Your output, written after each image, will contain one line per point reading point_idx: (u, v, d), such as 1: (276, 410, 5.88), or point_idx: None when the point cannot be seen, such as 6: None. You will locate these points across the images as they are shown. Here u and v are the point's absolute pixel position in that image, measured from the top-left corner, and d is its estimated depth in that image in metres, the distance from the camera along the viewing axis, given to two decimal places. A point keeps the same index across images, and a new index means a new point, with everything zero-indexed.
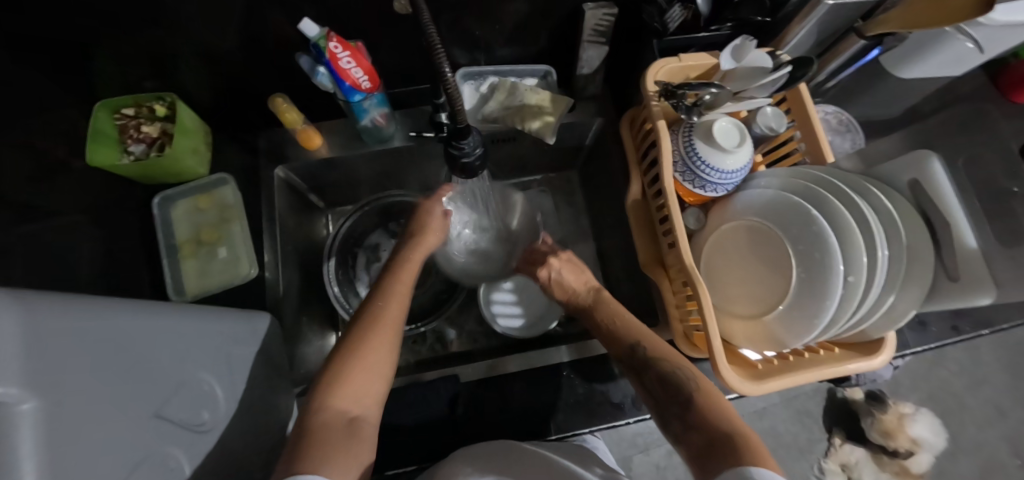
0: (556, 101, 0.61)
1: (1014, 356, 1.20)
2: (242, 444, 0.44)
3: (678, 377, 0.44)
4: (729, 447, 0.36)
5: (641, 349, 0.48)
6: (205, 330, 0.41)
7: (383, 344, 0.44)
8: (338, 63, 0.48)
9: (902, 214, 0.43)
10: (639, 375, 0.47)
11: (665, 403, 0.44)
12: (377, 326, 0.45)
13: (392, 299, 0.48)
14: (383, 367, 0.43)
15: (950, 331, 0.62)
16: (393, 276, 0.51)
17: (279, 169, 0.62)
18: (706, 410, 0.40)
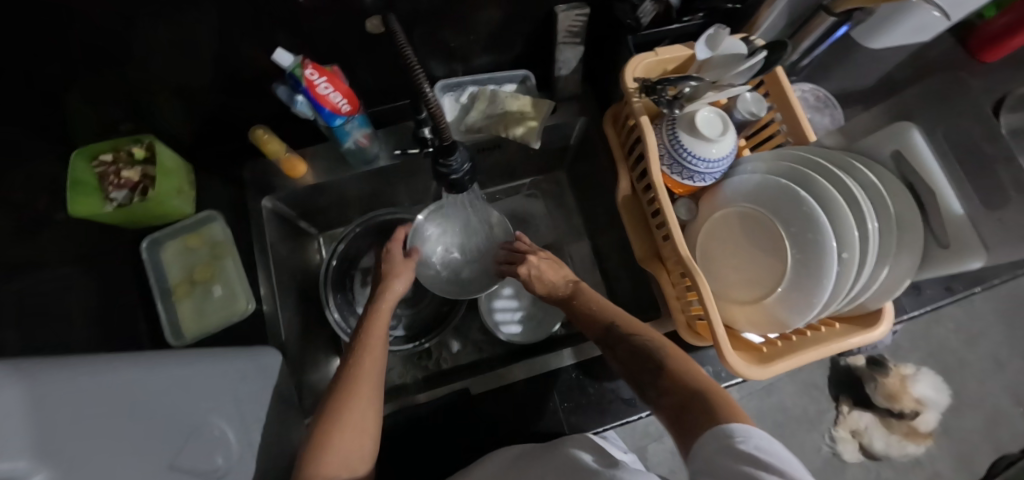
0: (537, 105, 0.61)
1: (1007, 307, 1.23)
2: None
3: (651, 347, 0.46)
4: (700, 408, 0.38)
5: (613, 332, 0.49)
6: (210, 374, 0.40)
7: (370, 406, 0.44)
8: (316, 89, 0.47)
9: (889, 187, 0.44)
10: (614, 354, 0.49)
11: (637, 377, 0.46)
12: (356, 387, 0.45)
13: (367, 353, 0.48)
14: (370, 421, 0.44)
15: (945, 292, 0.63)
16: (370, 327, 0.50)
17: (267, 200, 0.61)
18: (677, 376, 0.42)
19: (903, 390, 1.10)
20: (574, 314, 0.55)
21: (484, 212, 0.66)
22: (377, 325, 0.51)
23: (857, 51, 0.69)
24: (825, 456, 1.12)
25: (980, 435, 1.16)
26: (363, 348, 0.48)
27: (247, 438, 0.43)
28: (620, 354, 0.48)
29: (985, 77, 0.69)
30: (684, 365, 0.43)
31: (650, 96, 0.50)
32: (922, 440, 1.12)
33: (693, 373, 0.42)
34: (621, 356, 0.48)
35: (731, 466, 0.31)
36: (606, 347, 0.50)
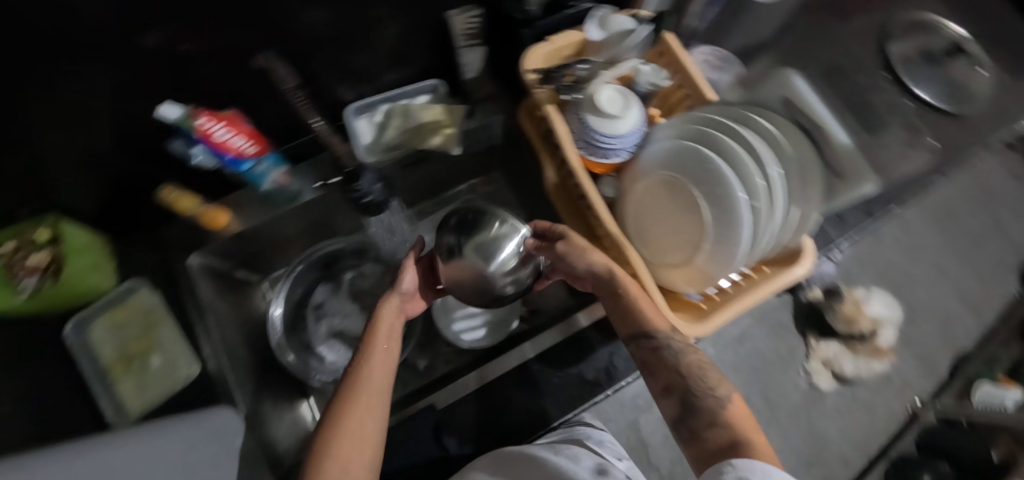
0: (450, 111, 0.61)
1: (935, 217, 1.36)
2: None
3: (709, 375, 0.45)
4: (745, 447, 0.38)
5: (657, 329, 0.45)
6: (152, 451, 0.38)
7: (369, 417, 0.42)
8: (214, 137, 0.46)
9: (784, 132, 0.46)
10: (659, 359, 0.45)
11: (688, 398, 0.43)
12: (353, 402, 0.42)
13: (372, 366, 0.45)
14: (374, 432, 0.42)
15: (864, 215, 0.69)
16: (374, 342, 0.47)
17: (193, 257, 0.57)
18: (738, 423, 0.41)
19: (855, 312, 1.17)
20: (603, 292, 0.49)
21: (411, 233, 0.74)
22: (379, 336, 0.47)
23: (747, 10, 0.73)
24: (803, 391, 1.19)
25: (935, 339, 1.26)
26: (366, 357, 0.46)
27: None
28: (667, 366, 0.45)
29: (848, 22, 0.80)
30: (738, 407, 0.43)
31: (550, 83, 0.52)
32: (885, 357, 1.19)
33: (743, 416, 0.42)
34: (675, 377, 0.45)
35: None
36: (637, 338, 0.46)
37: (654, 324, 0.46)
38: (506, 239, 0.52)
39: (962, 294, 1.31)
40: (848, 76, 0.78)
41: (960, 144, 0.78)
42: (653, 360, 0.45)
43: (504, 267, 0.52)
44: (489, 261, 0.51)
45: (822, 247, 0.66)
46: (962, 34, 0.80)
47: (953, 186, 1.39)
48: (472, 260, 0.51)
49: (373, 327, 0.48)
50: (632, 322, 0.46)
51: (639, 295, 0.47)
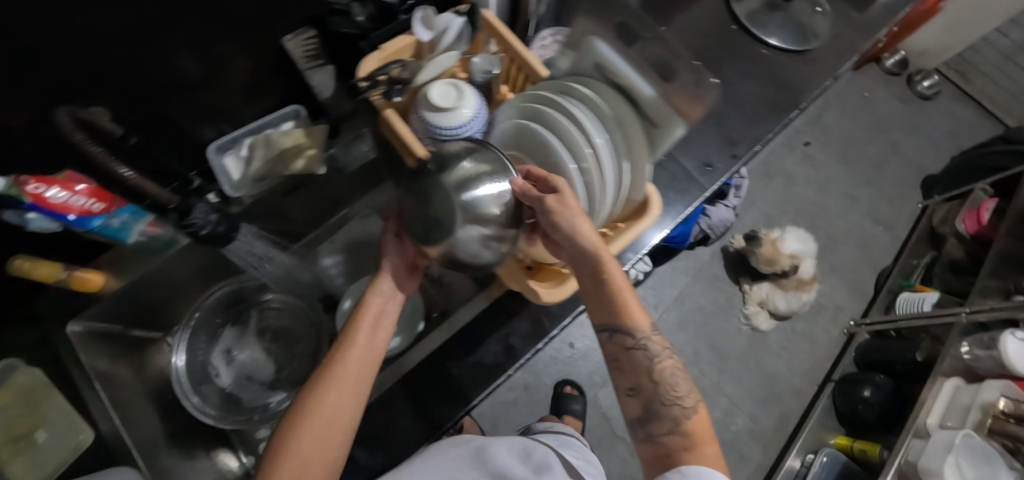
0: (311, 134, 0.63)
1: (840, 149, 1.46)
2: None
3: (679, 383, 0.47)
4: (693, 456, 0.43)
5: (636, 330, 0.47)
6: None
7: (339, 415, 0.43)
8: (49, 201, 0.44)
9: (603, 97, 0.48)
10: (632, 358, 0.48)
11: (654, 404, 0.46)
12: (319, 399, 0.42)
13: (350, 363, 0.45)
14: (342, 436, 0.43)
15: (733, 159, 0.73)
16: (354, 337, 0.47)
17: (74, 324, 0.56)
18: (698, 424, 0.46)
19: (772, 253, 1.21)
20: (583, 275, 0.47)
21: (311, 258, 0.73)
22: (359, 333, 0.46)
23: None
24: (746, 334, 1.28)
25: (857, 260, 1.35)
26: (342, 350, 0.46)
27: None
28: (638, 367, 0.48)
29: None
30: (700, 415, 0.46)
31: (381, 87, 0.53)
32: (810, 287, 1.25)
33: (701, 425, 0.46)
34: (645, 381, 0.47)
35: None
36: (615, 330, 0.48)
37: (636, 324, 0.47)
38: (480, 181, 0.44)
39: (876, 215, 1.40)
40: (702, 33, 0.84)
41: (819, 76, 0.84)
42: (625, 357, 0.48)
43: (484, 216, 0.44)
44: (464, 209, 0.43)
45: (695, 194, 0.69)
46: None
47: (846, 117, 1.49)
48: (445, 213, 0.44)
49: (357, 320, 0.48)
50: (612, 316, 0.47)
51: (624, 289, 0.47)
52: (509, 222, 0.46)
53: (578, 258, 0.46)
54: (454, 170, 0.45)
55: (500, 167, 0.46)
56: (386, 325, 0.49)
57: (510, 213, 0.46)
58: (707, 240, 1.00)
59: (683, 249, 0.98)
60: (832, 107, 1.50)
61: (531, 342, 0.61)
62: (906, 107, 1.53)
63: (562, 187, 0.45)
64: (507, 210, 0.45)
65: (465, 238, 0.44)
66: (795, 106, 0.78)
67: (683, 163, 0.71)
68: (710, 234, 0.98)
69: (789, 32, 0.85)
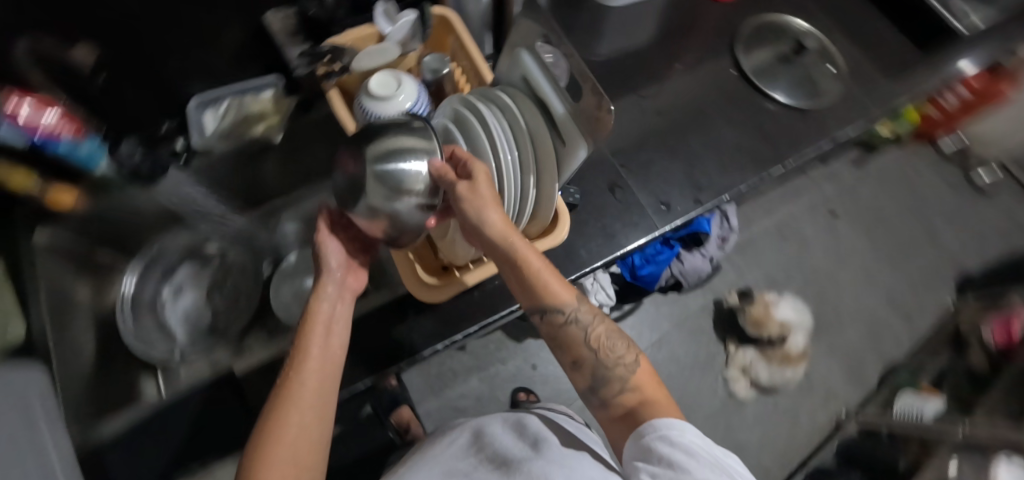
0: (279, 104, 0.71)
1: (867, 225, 1.37)
2: None
3: (616, 344, 0.48)
4: (648, 408, 0.43)
5: (562, 307, 0.46)
6: None
7: (310, 443, 0.38)
8: (21, 115, 0.50)
9: (520, 108, 0.48)
10: (568, 334, 0.48)
11: (599, 370, 0.46)
12: (280, 427, 0.37)
13: (308, 380, 0.40)
14: (314, 462, 0.38)
15: (695, 204, 0.70)
16: (307, 348, 0.41)
17: (37, 232, 0.61)
18: (649, 374, 0.47)
19: (763, 312, 1.21)
20: (501, 264, 0.46)
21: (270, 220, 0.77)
22: (312, 341, 0.41)
23: (599, 31, 0.84)
24: (721, 398, 1.17)
25: (864, 346, 1.24)
26: (296, 364, 0.41)
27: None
28: (575, 341, 0.48)
29: (713, 30, 0.86)
30: (643, 366, 0.47)
31: (325, 66, 0.56)
32: (797, 364, 1.20)
33: (649, 372, 0.47)
34: (584, 351, 0.48)
35: (661, 449, 0.38)
36: (544, 311, 0.47)
37: (562, 301, 0.46)
38: (410, 153, 0.44)
39: (895, 303, 1.29)
40: (703, 75, 0.82)
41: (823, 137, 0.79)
42: (562, 334, 0.48)
43: (409, 191, 0.43)
44: (386, 184, 0.43)
45: (643, 232, 0.67)
46: (814, 35, 0.86)
47: (884, 195, 1.40)
48: (370, 188, 0.44)
49: (306, 326, 0.43)
50: (535, 300, 0.46)
51: (542, 270, 0.46)
52: (429, 196, 0.45)
53: (496, 248, 0.44)
54: (388, 138, 0.44)
55: (428, 143, 0.44)
56: (341, 328, 0.45)
57: (431, 192, 0.45)
58: (679, 286, 0.96)
59: (651, 291, 0.94)
60: (870, 181, 1.42)
61: (433, 341, 0.61)
62: (955, 196, 1.42)
63: (476, 173, 0.44)
64: (427, 193, 0.44)
65: (399, 212, 0.44)
66: (777, 163, 0.75)
67: (639, 198, 0.69)
68: (682, 281, 0.95)
69: (799, 87, 0.81)
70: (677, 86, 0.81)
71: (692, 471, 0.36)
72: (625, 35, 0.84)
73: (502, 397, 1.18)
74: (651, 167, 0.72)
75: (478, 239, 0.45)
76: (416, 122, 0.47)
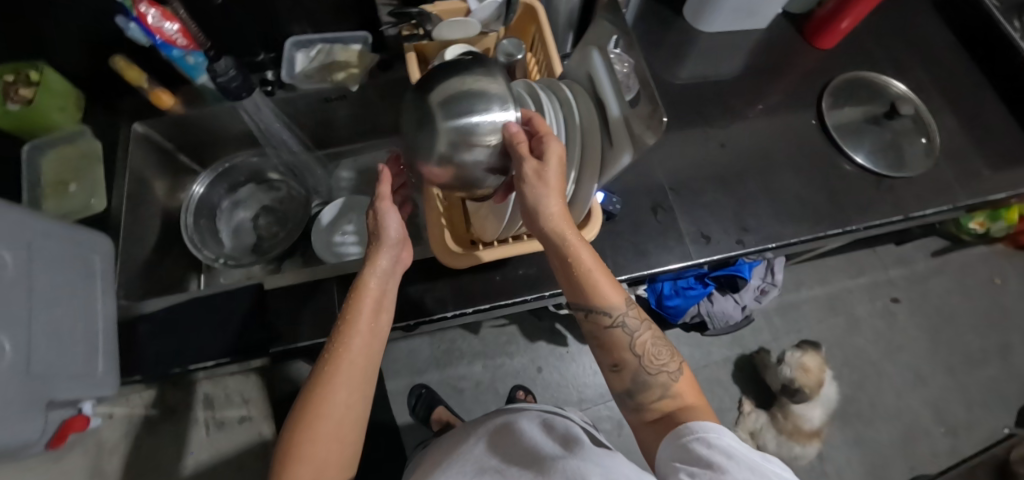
0: (362, 57, 0.72)
1: (930, 322, 1.26)
2: (46, 311, 0.51)
3: (661, 352, 0.49)
4: (686, 411, 0.46)
5: (609, 309, 0.48)
6: (16, 218, 0.50)
7: (349, 414, 0.45)
8: (147, 20, 0.56)
9: (578, 103, 0.49)
10: (612, 335, 0.49)
11: (641, 373, 0.49)
12: (323, 403, 0.44)
13: (352, 360, 0.46)
14: (353, 429, 0.46)
15: (737, 245, 0.67)
16: (355, 329, 0.47)
17: (137, 124, 0.71)
18: (687, 388, 0.49)
19: (815, 376, 1.10)
20: (556, 259, 0.47)
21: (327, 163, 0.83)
22: (359, 325, 0.47)
23: (683, 54, 0.83)
24: None
25: (893, 447, 1.14)
26: (343, 342, 0.46)
27: (50, 290, 0.53)
28: (619, 343, 0.50)
29: (805, 75, 0.82)
30: (684, 376, 0.50)
31: (411, 27, 0.59)
32: (809, 441, 1.11)
33: (689, 383, 0.49)
34: (627, 355, 0.49)
35: (702, 451, 0.39)
36: (589, 310, 0.49)
37: (610, 302, 0.48)
38: (488, 107, 0.44)
39: (941, 413, 1.17)
40: (781, 119, 0.79)
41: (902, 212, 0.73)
42: (606, 335, 0.50)
43: (479, 142, 0.44)
44: (458, 133, 0.43)
45: (675, 258, 0.65)
46: (916, 102, 0.80)
47: (957, 295, 1.29)
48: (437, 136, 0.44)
49: (355, 307, 0.48)
50: (583, 296, 0.48)
51: (594, 270, 0.47)
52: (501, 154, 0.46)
53: (553, 239, 0.46)
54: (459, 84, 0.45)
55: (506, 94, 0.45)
56: (388, 307, 0.50)
57: (498, 154, 0.45)
58: (703, 328, 0.93)
59: (674, 324, 0.92)
60: (945, 277, 1.30)
61: (445, 306, 0.63)
62: None
63: (549, 155, 0.43)
64: (494, 150, 0.45)
65: (464, 163, 0.45)
66: (836, 225, 0.70)
67: (680, 224, 0.68)
68: (707, 323, 0.92)
69: (883, 153, 0.76)
70: (752, 123, 0.78)
71: (730, 472, 0.37)
72: (710, 60, 0.83)
73: (501, 389, 1.19)
74: (701, 196, 0.70)
75: (535, 226, 0.46)
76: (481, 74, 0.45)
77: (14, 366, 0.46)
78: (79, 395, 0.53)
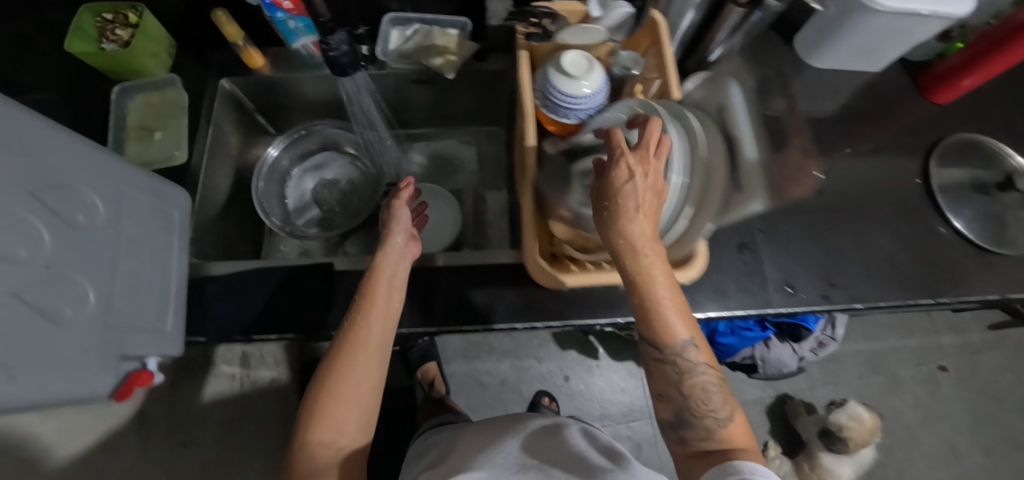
0: (462, 45, 0.69)
1: (975, 397, 1.21)
2: (133, 263, 0.51)
3: (712, 398, 0.45)
4: (736, 452, 0.43)
5: (667, 342, 0.45)
6: (113, 164, 0.49)
7: (367, 380, 0.48)
8: None
9: (706, 133, 0.46)
10: (662, 371, 0.46)
11: (684, 413, 0.46)
12: (342, 368, 0.47)
13: (369, 330, 0.49)
14: (369, 394, 0.48)
15: (822, 300, 0.64)
16: (369, 305, 0.50)
17: (225, 80, 0.70)
18: (736, 432, 0.45)
19: (865, 436, 1.04)
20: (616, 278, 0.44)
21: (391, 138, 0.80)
22: (375, 298, 0.50)
23: (780, 85, 0.79)
24: None
25: None
26: (362, 315, 0.49)
27: (135, 242, 0.52)
28: (669, 379, 0.46)
29: (913, 127, 0.77)
30: (736, 422, 0.46)
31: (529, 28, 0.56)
32: None
33: (739, 426, 0.45)
34: (675, 392, 0.46)
35: None
36: (653, 342, 0.46)
37: (670, 336, 0.44)
38: None
39: None
40: (883, 171, 0.74)
41: (1002, 292, 0.68)
42: (655, 368, 0.47)
43: None
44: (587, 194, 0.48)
45: (755, 303, 0.63)
46: None
47: (1009, 374, 1.23)
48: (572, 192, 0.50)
49: (367, 287, 0.51)
50: (648, 329, 0.45)
51: (664, 303, 0.44)
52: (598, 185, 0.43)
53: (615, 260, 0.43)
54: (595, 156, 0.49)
55: None
56: (399, 286, 0.53)
57: None
58: (751, 370, 0.89)
59: (724, 362, 0.88)
60: (999, 353, 1.25)
61: (513, 317, 0.60)
62: None
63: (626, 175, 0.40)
64: None
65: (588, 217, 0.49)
66: (928, 294, 0.66)
67: (765, 269, 0.65)
68: (758, 366, 0.88)
69: (987, 224, 0.71)
70: (850, 171, 0.74)
71: None
72: (814, 98, 0.78)
73: (525, 392, 1.18)
74: (790, 242, 0.67)
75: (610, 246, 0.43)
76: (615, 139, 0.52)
77: (94, 318, 0.45)
78: (147, 352, 0.53)
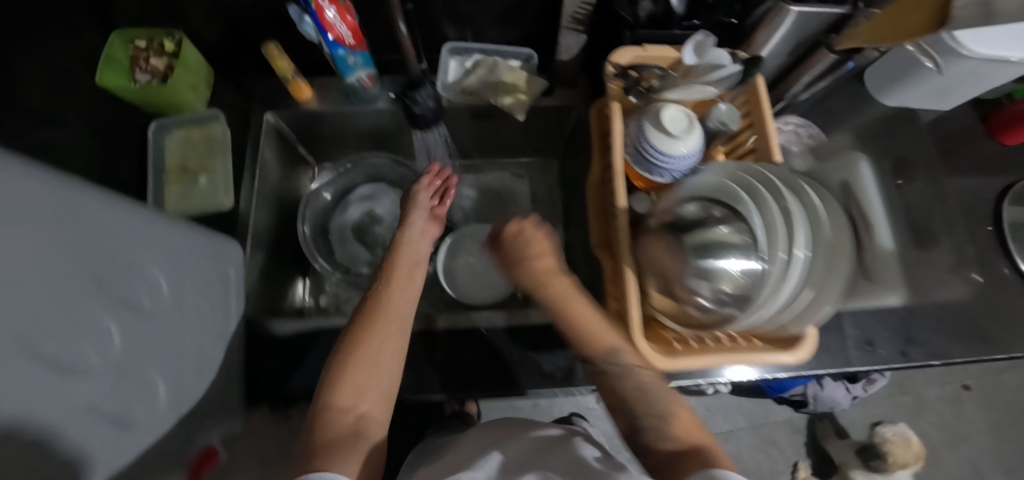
0: (531, 82, 0.65)
1: (997, 416, 1.23)
2: (194, 338, 0.46)
3: (658, 399, 0.47)
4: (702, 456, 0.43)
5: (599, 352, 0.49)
6: (174, 231, 0.43)
7: (391, 345, 0.48)
8: (322, 14, 0.49)
9: (830, 211, 0.45)
10: (603, 384, 0.50)
11: (636, 421, 0.47)
12: (368, 333, 0.47)
13: (394, 299, 0.51)
14: (392, 362, 0.47)
15: (900, 357, 0.62)
16: (393, 282, 0.52)
17: (268, 113, 0.65)
18: (687, 434, 0.46)
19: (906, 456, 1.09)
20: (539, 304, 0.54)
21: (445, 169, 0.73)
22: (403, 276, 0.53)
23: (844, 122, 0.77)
24: None
25: None
26: (387, 292, 0.51)
27: (196, 313, 0.47)
28: (615, 389, 0.49)
29: (983, 167, 0.75)
30: (694, 424, 0.47)
31: (625, 82, 0.54)
32: None
33: (693, 430, 0.46)
34: (624, 399, 0.48)
35: None
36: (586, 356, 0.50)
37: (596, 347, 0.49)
38: (733, 250, 0.44)
39: None
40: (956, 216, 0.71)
41: None
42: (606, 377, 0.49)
43: (710, 280, 0.44)
44: (699, 272, 0.44)
45: (834, 361, 0.61)
46: None
47: None
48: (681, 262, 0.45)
49: (386, 270, 0.54)
50: (580, 344, 0.50)
51: (586, 318, 0.50)
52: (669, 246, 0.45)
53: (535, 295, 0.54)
54: (708, 229, 0.45)
55: (747, 239, 0.44)
56: (421, 267, 0.56)
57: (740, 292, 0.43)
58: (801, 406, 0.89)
59: (773, 398, 0.87)
60: (1021, 372, 1.26)
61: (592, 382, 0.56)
62: None
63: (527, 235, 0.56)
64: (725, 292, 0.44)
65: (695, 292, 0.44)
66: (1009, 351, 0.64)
67: (844, 326, 0.63)
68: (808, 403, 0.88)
69: None
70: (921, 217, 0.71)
71: None
72: (880, 136, 0.76)
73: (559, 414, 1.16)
74: None
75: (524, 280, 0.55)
76: (718, 209, 0.47)
77: (152, 409, 0.41)
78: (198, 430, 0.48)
